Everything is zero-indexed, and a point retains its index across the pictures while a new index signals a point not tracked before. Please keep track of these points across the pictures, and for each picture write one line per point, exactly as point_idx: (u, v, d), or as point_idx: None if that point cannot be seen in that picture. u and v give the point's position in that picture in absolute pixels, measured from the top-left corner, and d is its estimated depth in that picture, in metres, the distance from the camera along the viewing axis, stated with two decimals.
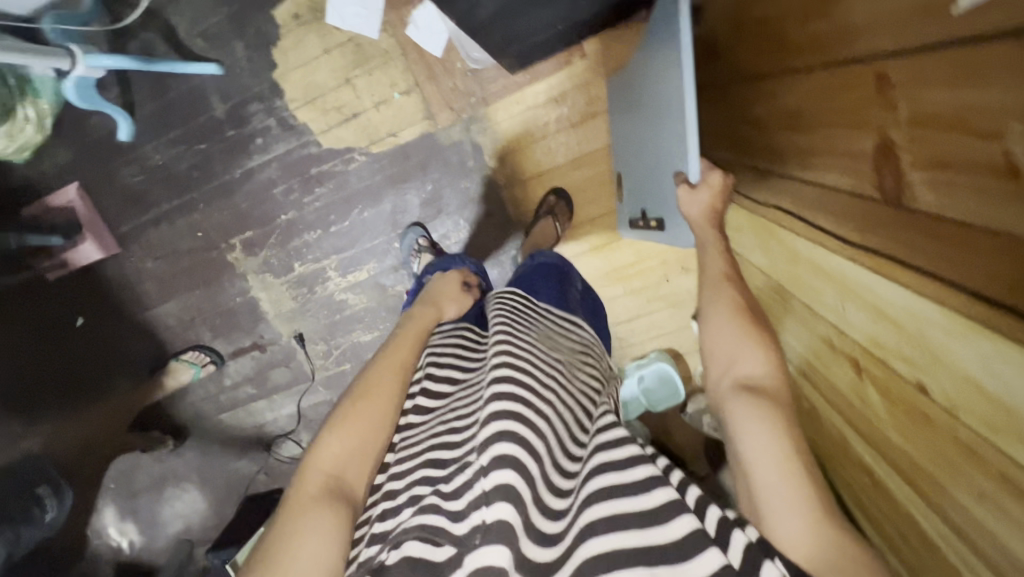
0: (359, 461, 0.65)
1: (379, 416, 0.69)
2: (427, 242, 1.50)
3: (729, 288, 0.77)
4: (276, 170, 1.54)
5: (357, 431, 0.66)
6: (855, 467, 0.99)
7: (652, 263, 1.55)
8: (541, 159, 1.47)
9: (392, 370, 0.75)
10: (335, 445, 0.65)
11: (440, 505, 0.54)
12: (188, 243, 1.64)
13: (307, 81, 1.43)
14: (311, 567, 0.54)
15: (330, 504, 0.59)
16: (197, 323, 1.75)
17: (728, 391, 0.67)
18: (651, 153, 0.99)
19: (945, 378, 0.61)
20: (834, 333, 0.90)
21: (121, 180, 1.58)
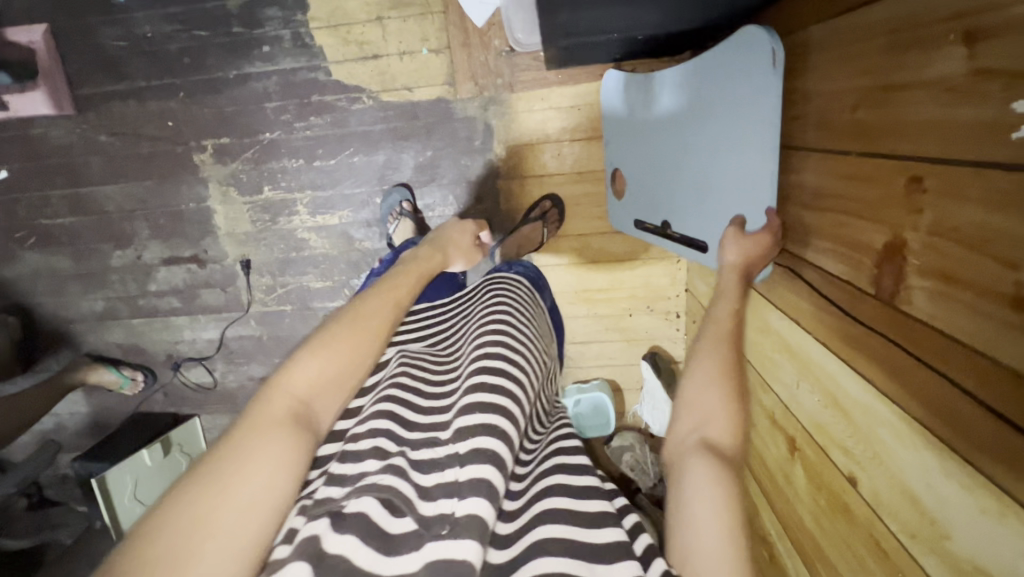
0: (328, 397, 0.60)
1: (361, 359, 0.65)
2: (410, 208, 1.45)
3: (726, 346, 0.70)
4: (275, 84, 1.43)
5: (337, 359, 0.62)
6: (758, 542, 1.05)
7: (622, 294, 1.57)
8: (547, 162, 1.45)
9: (385, 314, 0.72)
10: (313, 368, 0.60)
11: (407, 473, 0.53)
12: (153, 130, 1.50)
13: (336, 5, 1.35)
14: (264, 490, 0.48)
15: (295, 431, 0.54)
16: (137, 217, 1.60)
17: (691, 448, 0.62)
18: (694, 184, 1.03)
19: (880, 477, 0.63)
20: (778, 409, 0.93)
21: (98, 39, 1.42)
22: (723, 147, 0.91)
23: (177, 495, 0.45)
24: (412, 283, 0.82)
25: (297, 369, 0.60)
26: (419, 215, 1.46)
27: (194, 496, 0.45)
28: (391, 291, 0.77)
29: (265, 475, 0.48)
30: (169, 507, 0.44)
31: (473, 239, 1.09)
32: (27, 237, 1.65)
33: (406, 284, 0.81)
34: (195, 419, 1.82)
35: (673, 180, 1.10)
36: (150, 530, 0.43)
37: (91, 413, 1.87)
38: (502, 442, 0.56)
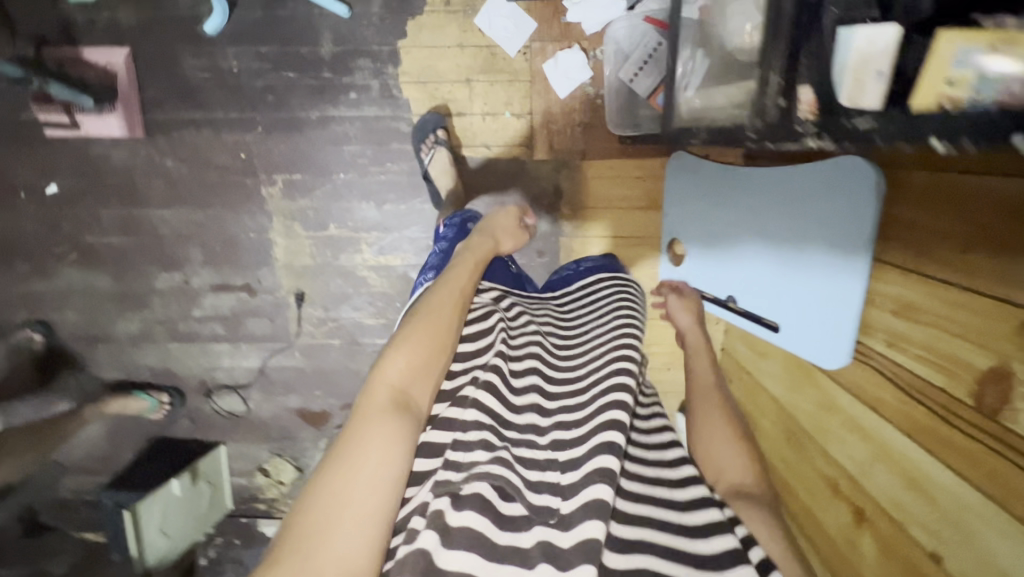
0: (418, 381, 0.79)
1: (429, 354, 0.82)
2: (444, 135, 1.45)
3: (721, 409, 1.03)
4: (356, 129, 1.48)
5: (418, 353, 0.81)
6: None
7: (662, 349, 1.68)
8: (607, 224, 1.55)
9: (438, 313, 0.87)
10: (401, 364, 0.79)
11: (512, 463, 0.69)
12: (224, 160, 1.51)
13: (428, 63, 1.41)
14: (376, 463, 0.66)
15: (397, 415, 0.73)
16: (192, 242, 1.59)
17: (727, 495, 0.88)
18: (767, 272, 1.17)
19: (970, 559, 0.75)
20: (835, 475, 1.06)
21: (181, 68, 1.43)
22: (814, 241, 1.03)
23: (322, 476, 0.65)
24: (463, 280, 0.97)
25: (384, 370, 0.78)
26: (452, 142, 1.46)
27: (336, 475, 0.64)
28: (455, 286, 0.95)
29: (371, 453, 0.67)
30: (322, 482, 0.64)
31: (519, 221, 1.25)
32: (67, 252, 1.60)
33: (456, 285, 0.95)
34: (221, 447, 1.79)
35: (743, 262, 1.24)
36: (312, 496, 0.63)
37: (109, 434, 1.81)
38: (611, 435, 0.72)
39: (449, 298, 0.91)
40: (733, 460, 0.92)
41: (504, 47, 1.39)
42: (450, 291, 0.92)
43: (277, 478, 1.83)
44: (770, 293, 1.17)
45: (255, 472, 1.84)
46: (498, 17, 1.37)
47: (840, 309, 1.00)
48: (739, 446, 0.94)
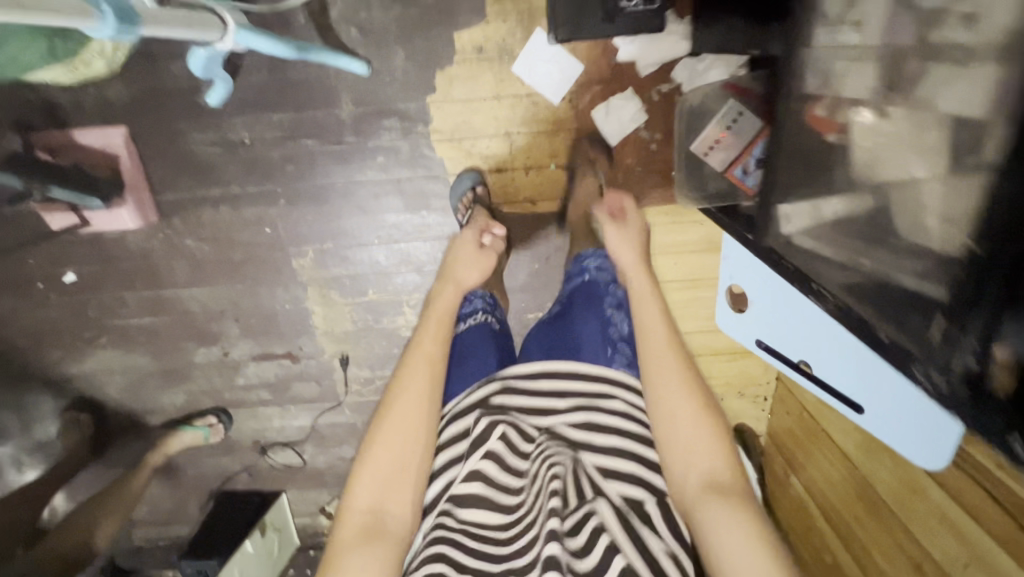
0: (394, 492, 0.76)
1: (396, 468, 0.77)
2: (482, 194, 1.31)
3: (674, 360, 0.81)
4: (387, 192, 1.34)
5: (386, 459, 0.77)
6: None
7: (717, 381, 1.65)
8: (661, 268, 1.45)
9: (398, 421, 0.79)
10: (365, 488, 0.76)
11: None
12: (248, 235, 1.39)
13: (461, 118, 1.26)
14: None
15: (371, 544, 0.72)
16: (226, 317, 1.51)
17: (694, 499, 0.72)
18: (850, 352, 1.09)
19: None
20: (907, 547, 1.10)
21: (187, 143, 1.28)
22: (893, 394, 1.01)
23: None
24: (431, 355, 0.85)
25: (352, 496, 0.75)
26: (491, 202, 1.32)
27: None
28: (417, 364, 0.84)
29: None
30: None
31: (478, 242, 1.06)
32: (100, 335, 1.55)
33: (424, 368, 0.83)
34: (283, 497, 1.82)
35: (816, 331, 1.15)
36: None
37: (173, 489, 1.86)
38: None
39: (416, 393, 0.81)
40: (674, 416, 0.77)
41: (547, 94, 1.23)
42: (419, 382, 0.82)
43: None
44: (852, 370, 1.11)
45: (318, 513, 1.89)
46: (539, 60, 1.19)
47: (942, 425, 0.96)
48: (678, 400, 0.78)
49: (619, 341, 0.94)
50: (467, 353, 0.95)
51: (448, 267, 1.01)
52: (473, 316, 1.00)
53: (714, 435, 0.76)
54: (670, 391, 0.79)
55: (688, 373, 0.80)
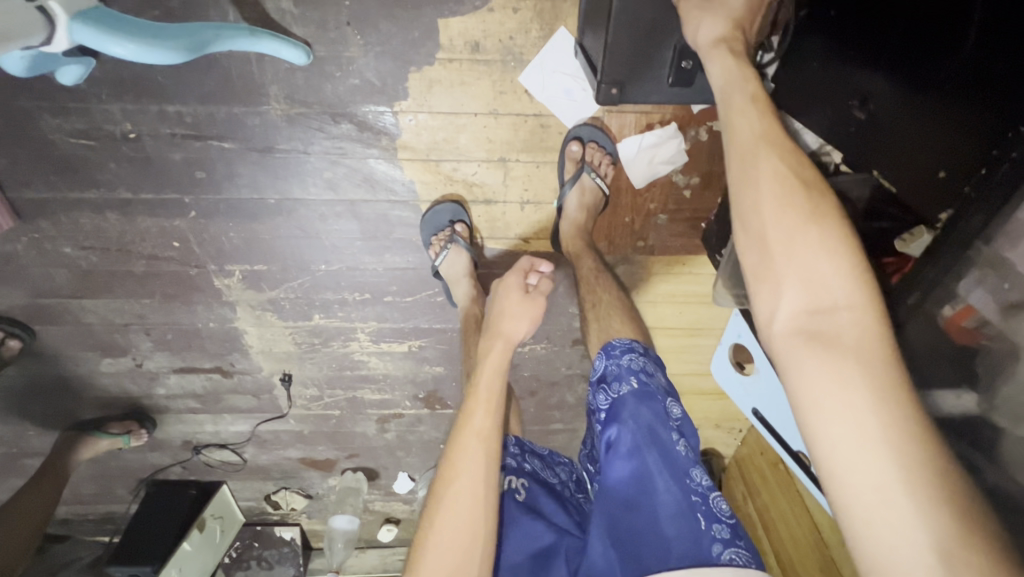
0: None
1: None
2: (465, 230, 1.01)
3: (767, 154, 0.51)
4: (336, 214, 1.01)
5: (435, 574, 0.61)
6: None
7: (698, 415, 1.55)
8: (663, 317, 1.23)
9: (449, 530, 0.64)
10: None
11: None
12: (150, 247, 1.05)
13: (442, 135, 0.92)
14: None
15: None
16: (135, 330, 1.22)
17: (785, 334, 0.46)
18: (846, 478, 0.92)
19: None
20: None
21: (40, 128, 0.88)
22: None
23: None
24: (479, 436, 0.70)
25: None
26: (475, 241, 1.03)
27: None
28: (465, 444, 0.69)
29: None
30: None
31: (523, 286, 0.82)
32: None
33: (478, 451, 0.68)
34: (224, 487, 1.68)
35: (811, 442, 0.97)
36: None
37: (95, 477, 1.67)
38: None
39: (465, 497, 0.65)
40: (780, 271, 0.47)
41: (560, 116, 0.93)
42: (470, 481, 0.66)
43: (287, 506, 1.76)
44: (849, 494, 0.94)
45: (262, 500, 1.76)
46: (556, 71, 0.88)
47: None
48: (773, 209, 0.48)
49: (708, 510, 0.69)
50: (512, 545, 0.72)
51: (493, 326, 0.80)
52: (510, 474, 0.80)
53: (824, 257, 0.46)
54: (774, 197, 0.49)
55: (791, 182, 0.49)
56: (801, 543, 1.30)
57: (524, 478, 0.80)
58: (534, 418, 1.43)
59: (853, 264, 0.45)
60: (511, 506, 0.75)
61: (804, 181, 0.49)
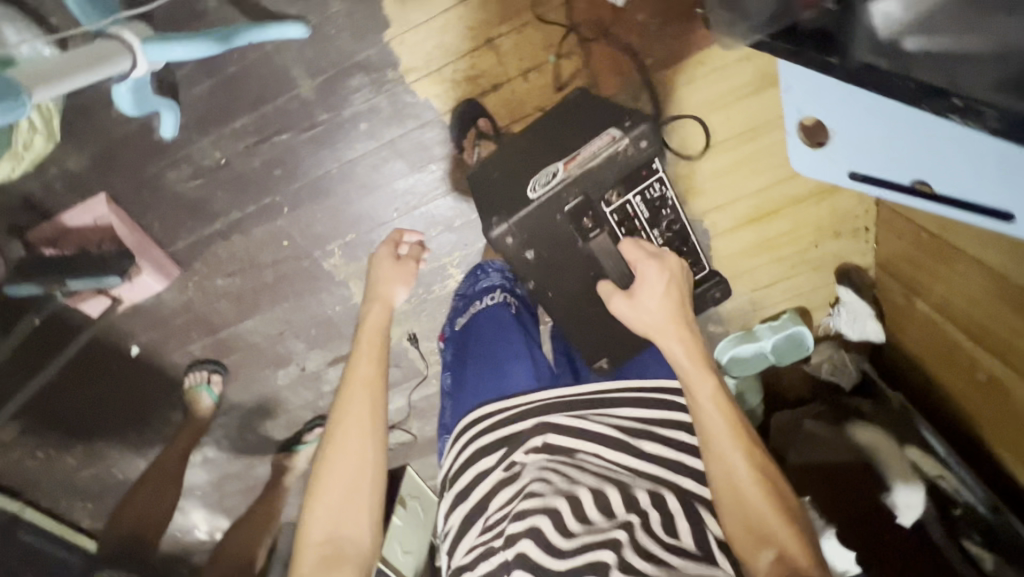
0: (350, 514, 0.82)
1: (351, 494, 0.84)
2: (489, 124, 1.14)
3: (708, 385, 0.81)
4: (386, 159, 1.19)
5: (342, 485, 0.84)
6: (983, 398, 1.30)
7: (806, 230, 1.46)
8: (713, 129, 1.23)
9: (341, 451, 0.85)
10: (322, 520, 0.82)
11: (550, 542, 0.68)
12: (272, 254, 1.31)
13: (432, 43, 1.06)
14: None
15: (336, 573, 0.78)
16: (288, 336, 1.49)
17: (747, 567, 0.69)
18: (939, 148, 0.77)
19: None
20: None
21: (167, 187, 1.18)
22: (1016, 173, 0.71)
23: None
24: (365, 378, 0.91)
25: (309, 525, 0.82)
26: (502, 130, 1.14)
27: None
28: (366, 385, 0.90)
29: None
30: None
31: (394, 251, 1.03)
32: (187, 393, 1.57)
33: (366, 397, 0.89)
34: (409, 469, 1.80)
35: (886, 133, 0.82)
36: None
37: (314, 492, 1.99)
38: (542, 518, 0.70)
39: (353, 423, 0.87)
40: (721, 453, 0.76)
41: None
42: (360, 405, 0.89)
43: None
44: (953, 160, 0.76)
45: None
46: None
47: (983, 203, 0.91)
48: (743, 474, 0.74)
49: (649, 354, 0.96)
50: (461, 346, 1.02)
51: (379, 288, 1.00)
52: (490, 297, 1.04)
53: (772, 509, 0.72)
54: (715, 420, 0.78)
55: (729, 412, 0.79)
56: (918, 267, 1.37)
57: (512, 299, 1.04)
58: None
59: (762, 487, 0.73)
60: (477, 322, 1.02)
61: (731, 410, 0.79)
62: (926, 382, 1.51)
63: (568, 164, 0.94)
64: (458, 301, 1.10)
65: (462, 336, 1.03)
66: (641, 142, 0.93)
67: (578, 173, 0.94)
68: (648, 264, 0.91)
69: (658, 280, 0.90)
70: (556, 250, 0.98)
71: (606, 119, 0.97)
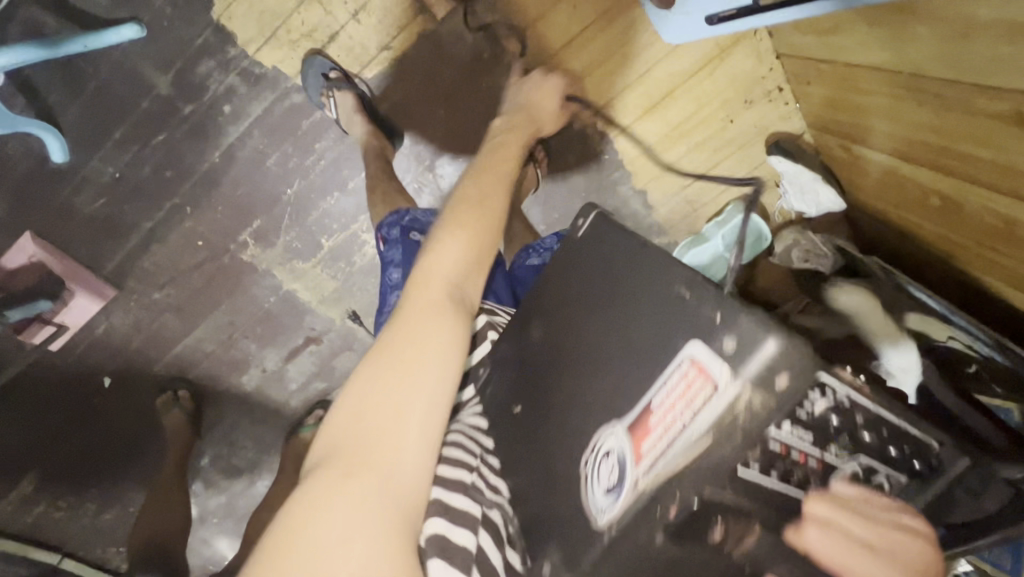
0: (471, 275, 0.71)
1: (467, 263, 0.71)
2: (340, 75, 1.17)
3: None
4: (260, 137, 1.25)
5: (465, 224, 0.72)
6: (938, 215, 1.15)
7: (713, 106, 1.38)
8: (568, 23, 1.22)
9: (475, 227, 0.72)
10: (452, 249, 0.70)
11: (460, 491, 0.63)
12: (193, 257, 1.39)
13: (257, 10, 1.11)
14: (427, 352, 0.61)
15: (450, 316, 0.65)
16: (238, 338, 1.55)
17: None
18: None
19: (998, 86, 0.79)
20: (975, 125, 0.89)
21: (79, 212, 1.28)
22: None
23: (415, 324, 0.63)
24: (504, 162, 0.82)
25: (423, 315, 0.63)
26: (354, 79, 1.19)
27: (384, 368, 0.59)
28: (500, 162, 0.83)
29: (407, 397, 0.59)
30: (405, 348, 0.61)
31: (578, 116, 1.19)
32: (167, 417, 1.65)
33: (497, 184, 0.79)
34: None
35: None
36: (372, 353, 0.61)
37: None
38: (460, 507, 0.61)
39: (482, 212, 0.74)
40: None
41: None
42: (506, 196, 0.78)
43: None
44: None
45: None
46: None
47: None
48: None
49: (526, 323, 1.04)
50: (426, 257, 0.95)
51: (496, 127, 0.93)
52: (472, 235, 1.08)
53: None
54: None
55: None
56: (831, 105, 1.28)
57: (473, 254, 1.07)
58: (543, 207, 1.48)
59: None
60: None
61: None
62: (895, 227, 1.36)
63: (644, 462, 0.56)
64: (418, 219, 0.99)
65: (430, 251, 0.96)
66: (774, 379, 0.51)
67: (671, 476, 0.54)
68: (905, 551, 0.55)
69: (910, 555, 0.56)
70: (687, 573, 0.56)
71: (671, 336, 0.59)
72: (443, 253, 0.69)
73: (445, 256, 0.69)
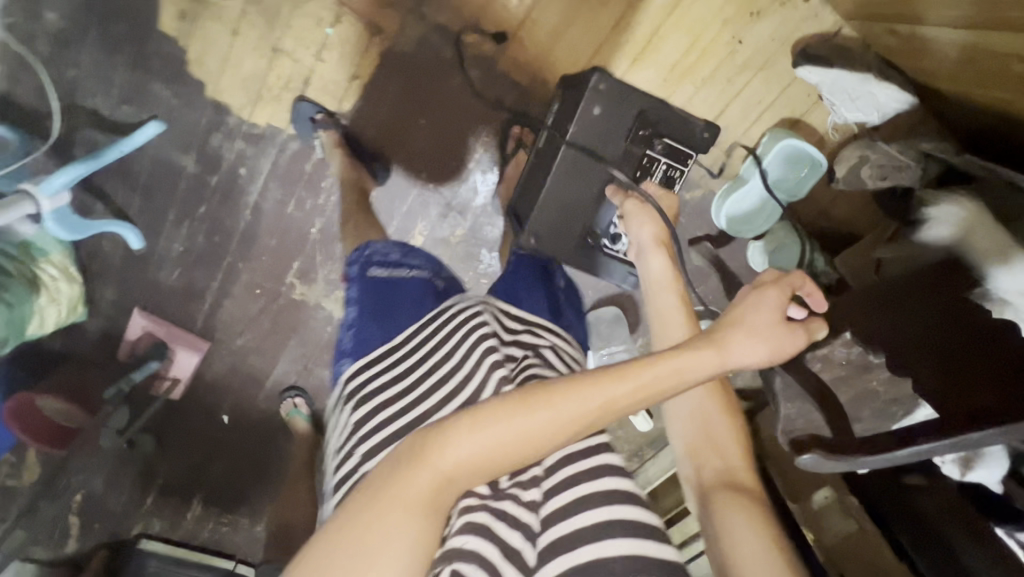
0: (470, 476, 0.66)
1: (505, 456, 0.67)
2: (326, 115, 1.25)
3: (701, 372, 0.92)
4: (277, 188, 1.38)
5: (526, 435, 0.67)
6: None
7: (713, 30, 1.20)
8: None
9: (535, 433, 0.67)
10: (464, 451, 0.65)
11: (487, 528, 0.65)
12: (257, 303, 1.58)
13: (240, 79, 1.23)
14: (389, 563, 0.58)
15: (432, 519, 0.62)
16: (312, 367, 1.72)
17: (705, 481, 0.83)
18: None
19: None
20: None
21: (165, 284, 1.54)
22: None
23: (388, 520, 0.61)
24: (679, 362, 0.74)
25: (613, 382, 0.71)
26: (338, 116, 1.25)
27: (362, 547, 0.59)
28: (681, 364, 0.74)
29: (508, 432, 0.66)
30: (377, 525, 0.60)
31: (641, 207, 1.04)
32: (278, 440, 1.91)
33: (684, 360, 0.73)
34: None
35: None
36: (345, 535, 0.60)
37: None
38: (487, 549, 0.63)
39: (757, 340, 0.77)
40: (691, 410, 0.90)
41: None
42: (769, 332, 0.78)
43: None
44: None
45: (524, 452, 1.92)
46: None
47: None
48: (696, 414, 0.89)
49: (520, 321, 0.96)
50: (389, 298, 0.89)
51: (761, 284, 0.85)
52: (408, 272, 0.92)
53: (742, 509, 0.74)
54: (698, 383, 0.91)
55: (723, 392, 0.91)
56: None
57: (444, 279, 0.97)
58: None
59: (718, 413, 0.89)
60: (402, 286, 0.91)
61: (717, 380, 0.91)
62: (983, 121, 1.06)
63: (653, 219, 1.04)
64: (378, 252, 0.95)
65: (390, 292, 0.90)
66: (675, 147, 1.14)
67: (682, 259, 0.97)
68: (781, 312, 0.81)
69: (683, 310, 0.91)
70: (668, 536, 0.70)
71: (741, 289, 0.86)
72: (772, 295, 0.81)
73: (774, 300, 0.80)
